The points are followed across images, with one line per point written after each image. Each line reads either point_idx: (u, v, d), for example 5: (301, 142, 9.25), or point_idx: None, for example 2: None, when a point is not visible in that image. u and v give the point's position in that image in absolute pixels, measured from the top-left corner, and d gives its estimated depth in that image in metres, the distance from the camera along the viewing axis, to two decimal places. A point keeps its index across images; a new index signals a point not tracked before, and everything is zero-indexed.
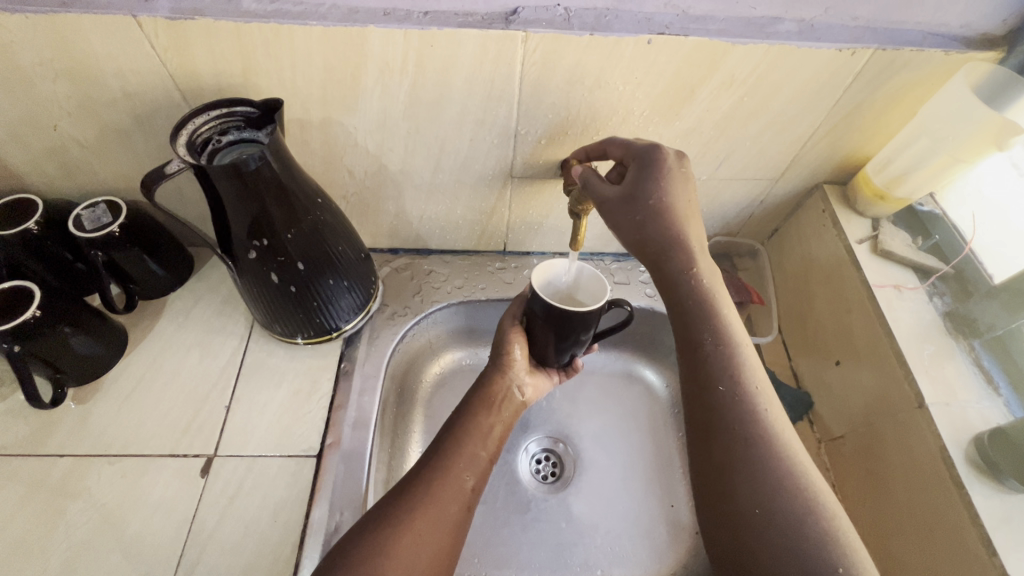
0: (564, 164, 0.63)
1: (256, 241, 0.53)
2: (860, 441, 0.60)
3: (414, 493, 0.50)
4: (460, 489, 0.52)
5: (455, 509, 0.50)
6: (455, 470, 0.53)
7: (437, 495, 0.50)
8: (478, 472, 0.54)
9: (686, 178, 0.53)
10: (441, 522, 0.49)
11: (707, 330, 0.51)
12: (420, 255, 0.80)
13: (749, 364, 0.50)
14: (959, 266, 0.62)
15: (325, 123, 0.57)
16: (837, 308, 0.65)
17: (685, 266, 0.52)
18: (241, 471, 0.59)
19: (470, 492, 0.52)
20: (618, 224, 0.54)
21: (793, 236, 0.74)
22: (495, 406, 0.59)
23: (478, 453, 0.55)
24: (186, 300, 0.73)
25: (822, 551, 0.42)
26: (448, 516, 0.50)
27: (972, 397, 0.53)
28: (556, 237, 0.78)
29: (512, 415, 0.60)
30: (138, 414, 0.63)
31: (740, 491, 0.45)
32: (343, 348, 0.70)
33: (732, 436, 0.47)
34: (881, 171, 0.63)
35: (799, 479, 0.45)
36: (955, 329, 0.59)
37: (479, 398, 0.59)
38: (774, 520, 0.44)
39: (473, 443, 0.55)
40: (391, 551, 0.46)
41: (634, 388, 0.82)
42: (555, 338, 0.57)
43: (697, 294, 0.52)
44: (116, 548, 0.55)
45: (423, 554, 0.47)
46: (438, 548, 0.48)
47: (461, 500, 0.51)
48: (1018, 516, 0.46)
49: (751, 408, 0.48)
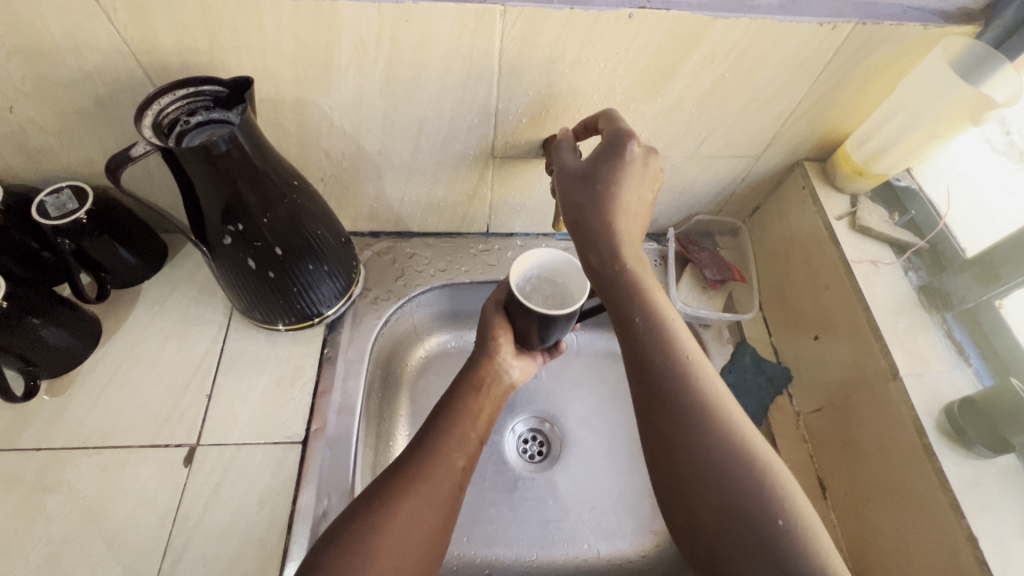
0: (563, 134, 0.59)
1: (231, 226, 0.51)
2: (836, 412, 0.62)
3: (405, 480, 0.50)
4: (450, 470, 0.51)
5: (445, 490, 0.50)
6: (444, 452, 0.52)
7: (427, 482, 0.50)
8: (469, 451, 0.54)
9: (651, 172, 0.51)
10: (432, 502, 0.49)
11: (637, 305, 0.49)
12: (402, 238, 0.78)
13: (680, 334, 0.49)
14: (934, 240, 0.62)
15: (299, 103, 0.56)
16: (815, 285, 0.66)
17: (613, 255, 0.50)
18: (226, 460, 0.59)
19: (461, 471, 0.53)
20: (565, 195, 0.52)
21: (775, 213, 0.74)
22: (483, 387, 0.59)
23: (467, 434, 0.55)
24: (161, 288, 0.71)
25: (766, 509, 0.41)
26: (441, 496, 0.50)
27: (943, 367, 0.55)
28: (539, 217, 0.77)
29: (500, 393, 0.60)
30: (116, 405, 0.62)
31: (684, 464, 0.44)
32: (326, 333, 0.69)
33: (672, 409, 0.45)
34: (860, 147, 0.63)
35: (743, 444, 0.44)
36: (929, 303, 0.60)
37: (468, 381, 0.59)
38: (732, 492, 0.42)
39: (463, 425, 0.55)
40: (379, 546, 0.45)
41: (619, 366, 0.82)
42: (537, 327, 0.57)
43: (624, 274, 0.50)
44: (99, 539, 0.54)
45: (417, 529, 0.47)
46: (430, 532, 0.48)
47: (453, 480, 0.51)
48: (983, 480, 0.48)
49: (685, 378, 0.46)
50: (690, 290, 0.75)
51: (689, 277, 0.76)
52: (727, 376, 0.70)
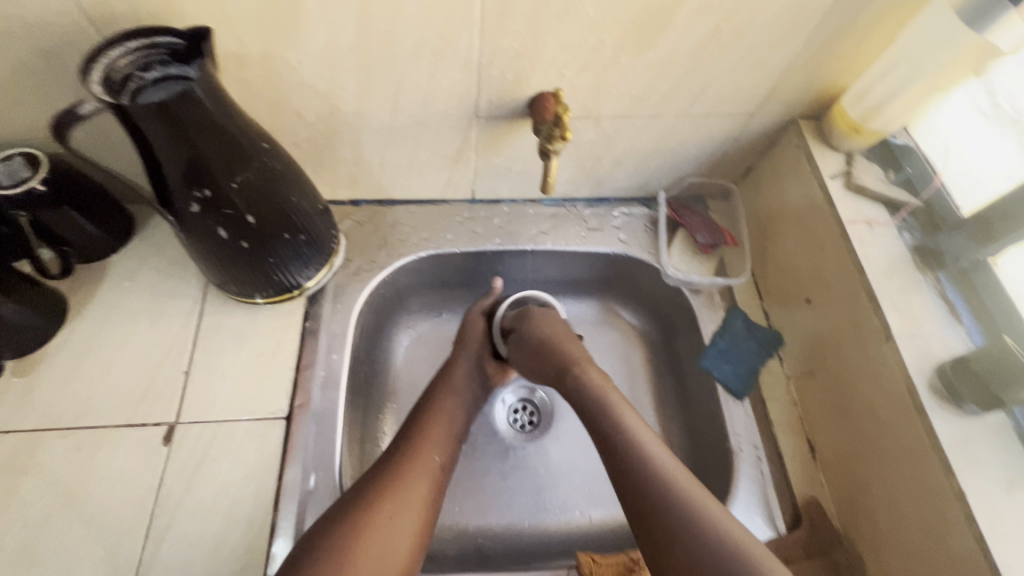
0: (557, 91, 0.57)
1: (198, 192, 0.48)
2: (827, 374, 0.61)
3: (386, 486, 0.51)
4: (430, 469, 0.54)
5: (426, 489, 0.52)
6: (422, 450, 0.55)
7: (409, 486, 0.51)
8: (446, 450, 0.57)
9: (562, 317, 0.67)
10: (405, 519, 0.50)
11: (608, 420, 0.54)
12: (383, 206, 0.75)
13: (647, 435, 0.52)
14: (929, 200, 0.61)
15: (266, 58, 0.52)
16: (807, 248, 0.65)
17: (579, 384, 0.59)
18: (207, 437, 0.57)
19: (438, 468, 0.55)
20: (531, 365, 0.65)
21: (769, 174, 0.72)
22: (459, 387, 0.64)
23: (447, 434, 0.58)
24: (131, 262, 0.67)
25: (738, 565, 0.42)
26: (420, 500, 0.51)
27: (936, 326, 0.54)
28: (527, 183, 0.74)
29: (473, 393, 0.65)
30: (87, 384, 0.59)
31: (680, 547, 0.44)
32: (307, 306, 0.67)
33: (660, 505, 0.46)
34: (857, 103, 0.61)
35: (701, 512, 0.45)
36: (925, 263, 0.58)
37: (444, 377, 0.64)
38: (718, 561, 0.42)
39: (443, 424, 0.59)
40: (361, 559, 0.46)
41: (610, 334, 0.81)
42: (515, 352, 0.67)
43: (591, 396, 0.57)
44: (78, 521, 0.53)
45: (398, 542, 0.48)
46: (412, 535, 0.49)
47: (433, 477, 0.54)
48: (973, 437, 0.48)
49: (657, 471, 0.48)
50: (682, 256, 0.74)
51: (681, 242, 0.75)
52: (718, 342, 0.69)
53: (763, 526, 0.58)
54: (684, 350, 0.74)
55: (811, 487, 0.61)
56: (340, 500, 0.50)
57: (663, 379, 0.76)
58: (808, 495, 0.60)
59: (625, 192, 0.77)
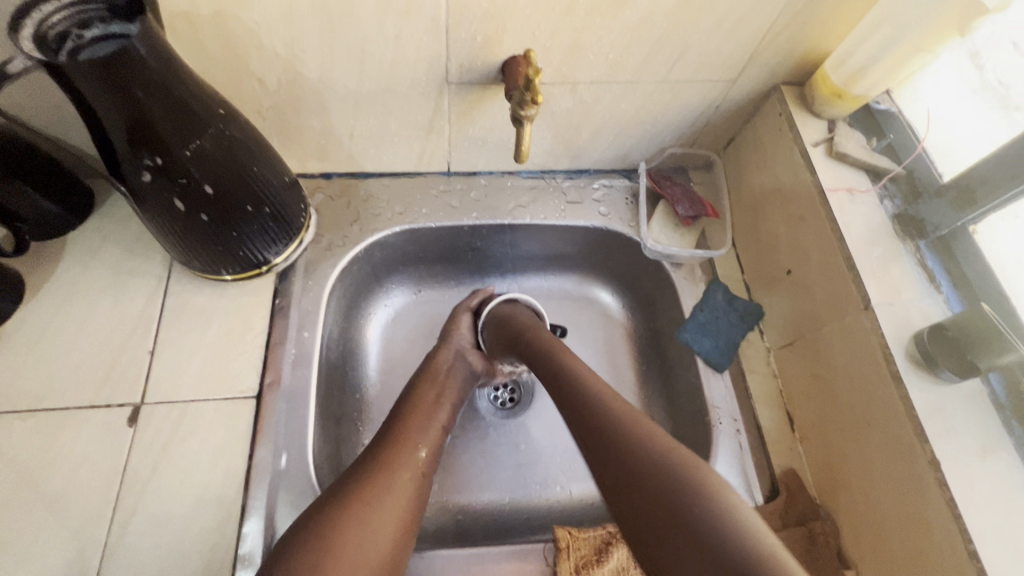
0: (527, 50, 0.53)
1: (148, 159, 0.46)
2: (806, 346, 0.61)
3: (366, 476, 0.48)
4: (413, 457, 0.51)
5: (410, 476, 0.50)
6: (407, 443, 0.52)
7: (392, 474, 0.49)
8: (431, 443, 0.54)
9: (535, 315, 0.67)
10: (389, 511, 0.47)
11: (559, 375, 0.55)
12: (356, 179, 0.73)
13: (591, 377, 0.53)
14: (911, 167, 0.60)
15: (219, 17, 0.48)
16: (788, 218, 0.64)
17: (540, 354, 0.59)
18: (174, 417, 0.56)
19: (424, 460, 0.52)
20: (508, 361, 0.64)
21: (751, 143, 0.70)
22: (438, 381, 0.61)
23: (428, 422, 0.56)
24: (91, 239, 0.64)
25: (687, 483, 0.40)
26: (405, 491, 0.49)
27: (914, 295, 0.53)
28: (504, 154, 0.71)
29: (457, 386, 0.62)
30: (47, 366, 0.57)
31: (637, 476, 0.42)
32: (277, 283, 0.65)
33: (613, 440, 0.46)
34: (839, 67, 0.59)
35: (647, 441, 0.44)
36: (903, 230, 0.57)
37: (425, 374, 0.61)
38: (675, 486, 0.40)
39: (424, 414, 0.57)
40: (344, 549, 0.43)
41: (591, 309, 0.79)
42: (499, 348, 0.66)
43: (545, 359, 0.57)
44: (40, 504, 0.51)
45: (382, 534, 0.45)
46: (396, 528, 0.46)
47: (418, 468, 0.51)
48: (948, 405, 0.48)
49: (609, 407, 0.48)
50: (662, 228, 0.72)
51: (661, 214, 0.73)
52: (699, 315, 0.68)
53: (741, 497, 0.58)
54: (665, 324, 0.73)
55: (788, 458, 0.61)
56: (321, 494, 0.47)
57: (644, 354, 0.76)
58: (786, 466, 0.60)
59: (605, 163, 0.75)
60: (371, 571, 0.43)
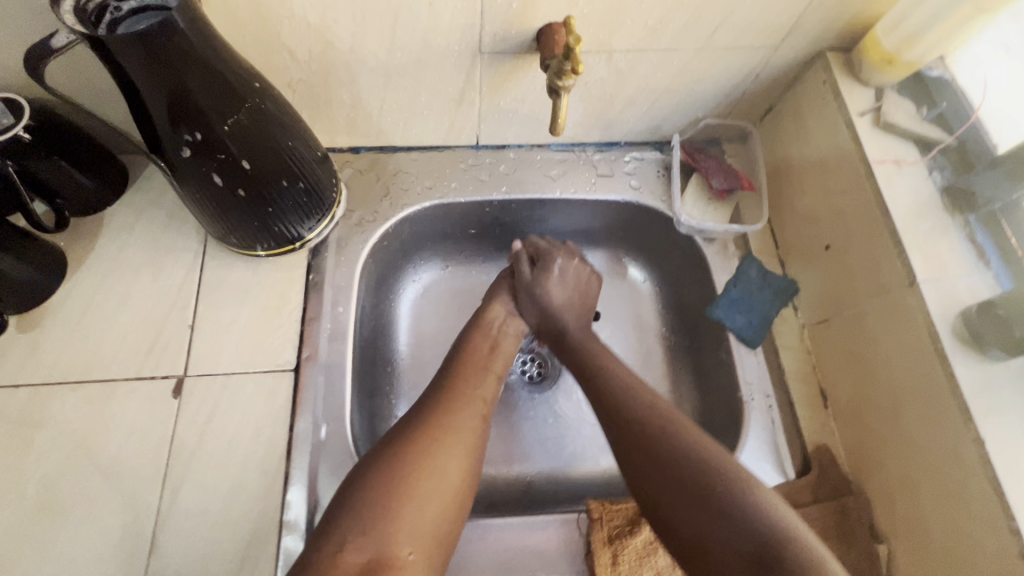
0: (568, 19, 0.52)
1: (188, 135, 0.46)
2: (845, 322, 0.60)
3: (429, 420, 0.51)
4: (473, 403, 0.54)
5: (471, 418, 0.53)
6: (463, 389, 0.55)
7: (454, 419, 0.51)
8: (488, 387, 0.57)
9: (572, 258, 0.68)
10: (457, 449, 0.50)
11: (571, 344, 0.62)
12: (385, 152, 0.72)
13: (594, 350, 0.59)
14: (963, 137, 0.58)
15: None
16: (828, 191, 0.62)
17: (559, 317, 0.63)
18: (217, 390, 0.57)
19: (484, 404, 0.55)
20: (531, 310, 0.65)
21: (790, 114, 0.68)
22: (491, 333, 0.62)
23: (485, 371, 0.58)
24: (126, 215, 0.65)
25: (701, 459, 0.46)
26: (470, 430, 0.51)
27: (963, 271, 0.52)
28: (533, 126, 0.70)
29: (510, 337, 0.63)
30: (93, 339, 0.59)
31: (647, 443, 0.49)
32: (310, 259, 0.65)
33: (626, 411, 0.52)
34: (892, 31, 0.56)
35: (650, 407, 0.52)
36: (952, 204, 0.56)
37: (477, 327, 0.62)
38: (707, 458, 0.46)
39: (478, 362, 0.59)
40: (418, 481, 0.46)
41: (619, 284, 0.79)
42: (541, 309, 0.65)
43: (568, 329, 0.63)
44: (96, 471, 0.53)
45: (452, 468, 0.48)
46: (466, 463, 0.49)
47: (479, 411, 0.54)
48: (996, 383, 0.47)
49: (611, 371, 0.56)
50: (696, 203, 0.71)
51: (695, 188, 0.71)
52: (731, 291, 0.67)
53: (772, 473, 0.59)
54: (695, 299, 0.72)
55: (822, 434, 0.60)
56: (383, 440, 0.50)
57: (674, 330, 0.75)
58: (819, 442, 0.60)
59: (637, 135, 0.73)
60: (445, 501, 0.47)
